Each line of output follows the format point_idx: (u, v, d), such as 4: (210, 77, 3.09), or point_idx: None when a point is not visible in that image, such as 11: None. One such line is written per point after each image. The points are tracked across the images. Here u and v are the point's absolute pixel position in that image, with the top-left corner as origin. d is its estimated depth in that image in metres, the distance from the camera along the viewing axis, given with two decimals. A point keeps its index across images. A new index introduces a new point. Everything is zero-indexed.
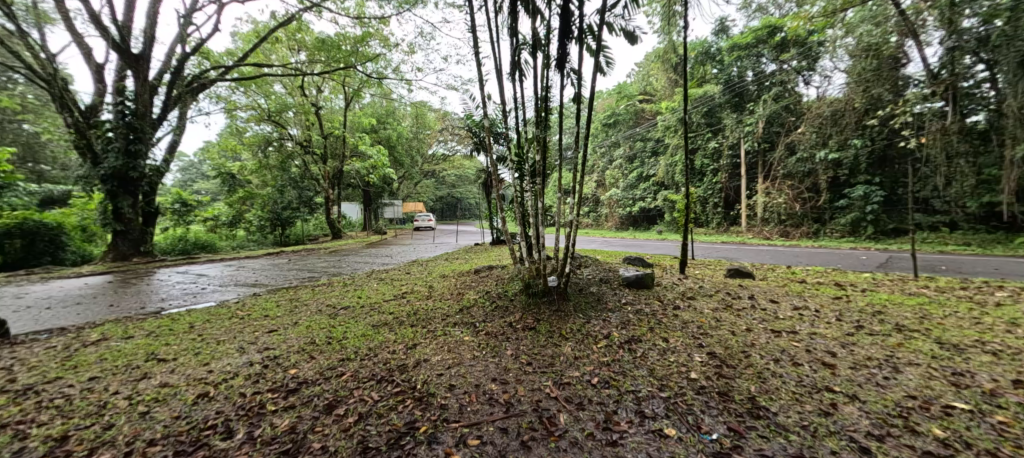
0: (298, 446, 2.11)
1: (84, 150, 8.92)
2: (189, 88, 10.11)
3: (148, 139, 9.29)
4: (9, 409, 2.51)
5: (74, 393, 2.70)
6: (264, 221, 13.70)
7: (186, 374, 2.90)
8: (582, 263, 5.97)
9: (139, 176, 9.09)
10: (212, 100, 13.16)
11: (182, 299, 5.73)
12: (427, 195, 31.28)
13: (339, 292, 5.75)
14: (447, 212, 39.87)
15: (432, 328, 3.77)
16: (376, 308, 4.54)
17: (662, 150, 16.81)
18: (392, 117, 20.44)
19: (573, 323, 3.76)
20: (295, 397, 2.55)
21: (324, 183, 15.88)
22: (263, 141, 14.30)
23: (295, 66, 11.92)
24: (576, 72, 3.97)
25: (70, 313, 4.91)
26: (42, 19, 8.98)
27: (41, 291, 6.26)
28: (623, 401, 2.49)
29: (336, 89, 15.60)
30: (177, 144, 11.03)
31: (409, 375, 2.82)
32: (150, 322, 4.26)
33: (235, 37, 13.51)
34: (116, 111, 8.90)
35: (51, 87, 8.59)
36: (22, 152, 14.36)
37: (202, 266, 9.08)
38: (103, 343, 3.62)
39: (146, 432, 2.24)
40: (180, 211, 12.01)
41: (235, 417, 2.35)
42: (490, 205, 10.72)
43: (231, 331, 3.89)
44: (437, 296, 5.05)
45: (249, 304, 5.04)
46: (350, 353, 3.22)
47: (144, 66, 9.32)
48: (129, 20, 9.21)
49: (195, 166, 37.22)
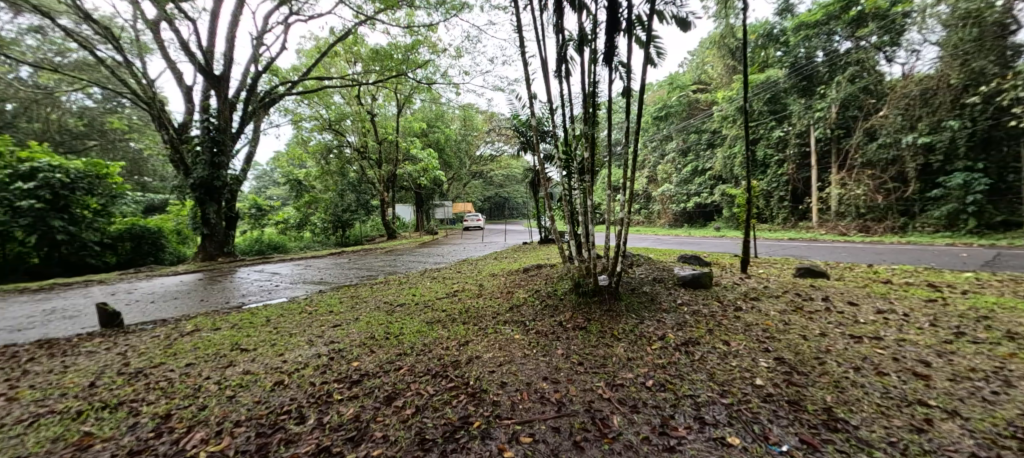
0: (362, 434, 2.21)
1: (178, 163, 10.12)
2: (263, 103, 11.09)
3: (229, 151, 10.31)
4: (126, 388, 2.88)
5: (174, 376, 3.05)
6: (327, 223, 14.78)
7: (264, 364, 3.19)
8: (634, 261, 5.80)
9: (222, 185, 10.09)
10: (282, 113, 14.45)
11: (259, 295, 6.32)
12: (473, 195, 32.05)
13: (395, 290, 6.03)
14: (495, 212, 41.02)
15: (483, 326, 3.86)
16: (429, 306, 4.71)
17: (719, 142, 15.91)
18: (440, 120, 21.10)
19: (625, 323, 3.67)
20: (359, 388, 2.71)
21: (380, 186, 16.76)
22: (325, 149, 15.42)
23: (352, 78, 12.69)
24: (624, 67, 3.89)
25: (170, 307, 5.59)
26: (143, 49, 10.31)
27: (146, 287, 7.15)
28: (681, 406, 2.39)
29: (389, 96, 16.33)
30: (253, 154, 12.18)
31: (462, 371, 2.90)
32: (233, 316, 4.74)
33: (299, 53, 14.66)
34: (203, 127, 9.94)
35: (151, 109, 9.80)
36: (130, 167, 17.05)
37: (276, 265, 9.94)
38: (196, 334, 4.08)
39: (232, 414, 2.45)
40: (256, 215, 13.54)
41: (306, 404, 2.53)
42: (538, 204, 10.77)
43: (301, 325, 4.23)
44: (488, 294, 5.16)
45: (316, 301, 5.43)
46: (407, 348, 3.38)
47: (225, 86, 10.34)
48: (212, 44, 10.28)
49: (267, 174, 41.54)
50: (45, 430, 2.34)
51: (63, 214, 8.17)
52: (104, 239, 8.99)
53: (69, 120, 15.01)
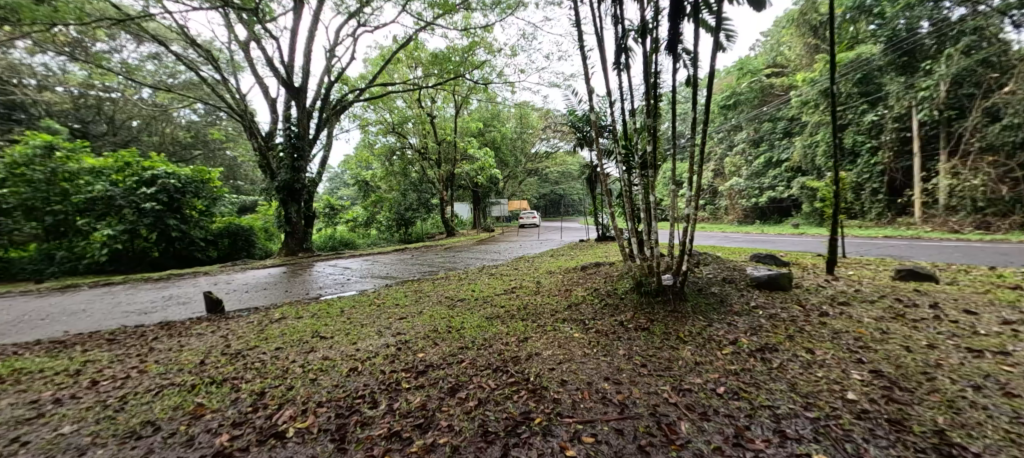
0: (429, 422, 2.31)
1: (265, 168, 11.28)
2: (335, 110, 11.97)
3: (307, 156, 11.26)
4: (228, 366, 3.26)
5: (266, 358, 3.40)
6: (391, 221, 15.66)
7: (341, 351, 3.46)
8: (701, 260, 5.46)
9: (301, 187, 11.06)
10: (351, 119, 15.53)
11: (334, 287, 6.86)
12: (529, 193, 32.17)
13: (455, 285, 6.24)
14: (551, 209, 40.89)
15: (541, 323, 3.87)
16: (489, 302, 4.81)
17: (797, 130, 14.49)
18: (496, 119, 21.39)
19: (692, 325, 3.48)
20: (425, 378, 2.85)
21: (439, 185, 17.40)
22: (389, 151, 16.32)
23: (413, 82, 13.27)
24: (689, 53, 3.68)
25: (260, 296, 6.27)
26: (235, 67, 11.58)
27: (241, 279, 8.06)
28: (758, 416, 2.22)
29: (447, 98, 16.86)
30: (327, 158, 13.21)
31: (522, 367, 2.93)
32: (312, 306, 5.19)
33: (366, 62, 15.62)
34: (286, 135, 10.96)
35: (243, 120, 11.00)
36: (226, 172, 19.38)
37: (347, 260, 10.72)
38: (282, 321, 4.53)
39: (315, 395, 2.68)
40: (329, 214, 15.41)
41: (378, 390, 2.70)
42: (595, 200, 10.54)
43: (371, 316, 4.52)
44: (546, 291, 5.16)
45: (383, 294, 5.78)
46: (468, 342, 3.48)
47: (303, 96, 11.32)
48: (292, 59, 11.29)
49: (338, 176, 45.05)
50: (168, 399, 2.72)
51: (176, 215, 9.45)
52: (208, 236, 10.26)
53: (180, 133, 17.35)
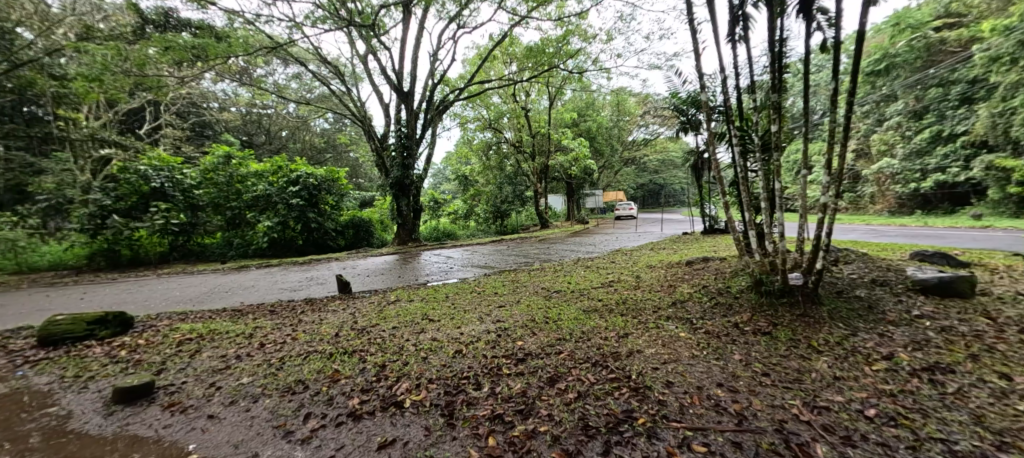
0: (529, 409, 2.36)
1: (382, 166, 12.64)
2: (438, 110, 12.87)
3: (415, 154, 12.29)
4: (356, 340, 3.75)
5: (385, 335, 3.83)
6: (489, 213, 16.40)
7: (447, 333, 3.73)
8: (841, 258, 4.64)
9: (410, 183, 12.14)
10: (452, 118, 16.55)
11: (438, 275, 7.44)
12: (625, 182, 30.88)
13: (551, 276, 6.27)
14: (650, 199, 38.75)
15: (643, 319, 3.68)
16: (585, 295, 4.75)
17: (982, 95, 11.38)
18: (592, 108, 20.82)
19: (829, 334, 2.98)
20: (524, 366, 2.92)
21: (534, 178, 17.63)
22: (486, 146, 17.02)
23: (508, 77, 13.59)
24: (826, 12, 3.11)
25: (379, 280, 7.11)
26: (356, 78, 13.10)
27: (363, 264, 9.19)
28: (924, 450, 1.81)
29: (541, 90, 16.90)
30: (431, 155, 14.28)
31: (623, 363, 2.82)
32: (421, 291, 5.67)
33: (464, 62, 16.44)
34: (398, 136, 12.10)
35: (363, 124, 12.44)
36: (351, 171, 22.25)
37: (450, 250, 11.50)
38: (398, 303, 5.06)
39: (426, 372, 2.93)
40: (433, 208, 16.08)
41: (481, 373, 2.85)
42: (702, 190, 9.64)
43: (473, 303, 4.80)
44: (646, 286, 4.90)
45: (483, 282, 6.07)
46: (565, 333, 3.47)
47: (411, 100, 12.36)
48: (402, 67, 12.38)
49: (441, 172, 48.67)
50: (312, 363, 3.23)
51: (314, 209, 11.17)
52: (338, 226, 11.88)
53: (315, 139, 20.39)
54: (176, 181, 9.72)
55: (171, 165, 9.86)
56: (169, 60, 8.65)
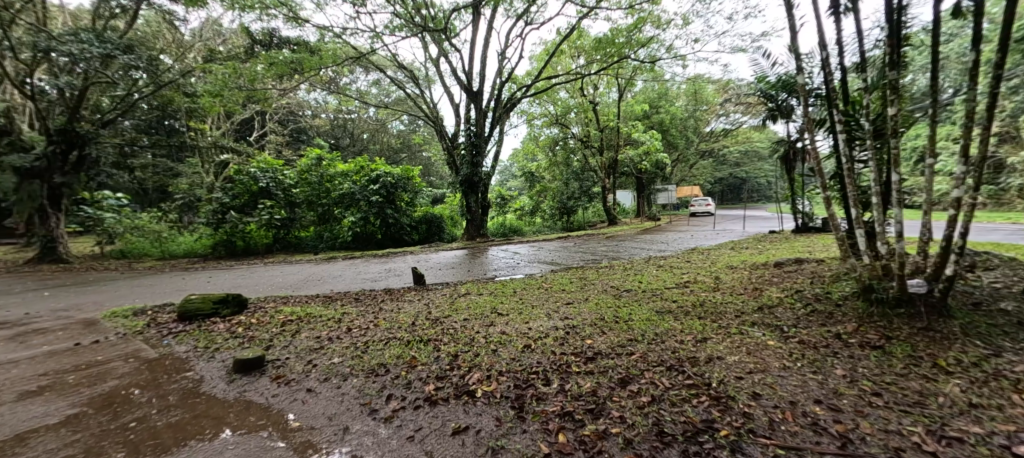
0: (600, 409, 2.31)
1: (453, 164, 13.16)
2: (506, 108, 13.05)
3: (483, 151, 12.60)
4: (431, 329, 3.96)
5: (458, 326, 4.00)
6: (555, 210, 16.34)
7: (516, 328, 3.79)
8: (978, 264, 3.90)
9: (479, 181, 12.49)
10: (519, 115, 16.71)
11: (506, 270, 7.58)
12: (702, 177, 28.87)
13: (620, 275, 6.07)
14: (729, 194, 35.91)
15: (724, 323, 3.42)
16: (658, 295, 4.53)
17: None
18: (665, 99, 19.70)
19: (963, 353, 2.52)
20: (594, 365, 2.87)
21: (601, 173, 17.20)
22: (552, 142, 16.92)
23: (575, 71, 13.34)
24: None
25: (450, 273, 7.43)
26: (429, 80, 13.75)
27: (436, 258, 9.66)
28: None
29: (610, 82, 16.35)
30: (499, 153, 14.56)
31: (702, 369, 2.65)
32: (490, 285, 5.82)
33: (532, 59, 16.48)
34: (467, 134, 12.49)
35: (435, 125, 13.04)
36: (424, 170, 23.50)
37: (517, 246, 11.65)
38: (468, 296, 5.26)
39: (497, 365, 3.00)
40: (500, 204, 16.77)
41: (551, 369, 2.85)
42: (794, 183, 8.68)
43: (540, 299, 4.82)
44: (727, 288, 4.54)
45: (551, 279, 6.06)
46: (637, 334, 3.35)
47: (480, 99, 12.69)
48: (471, 67, 12.74)
49: (508, 169, 49.61)
50: (393, 348, 3.47)
51: (392, 205, 11.98)
52: (413, 222, 12.61)
53: (393, 140, 21.83)
54: (278, 182, 11.03)
55: (275, 167, 11.20)
56: (273, 74, 9.78)
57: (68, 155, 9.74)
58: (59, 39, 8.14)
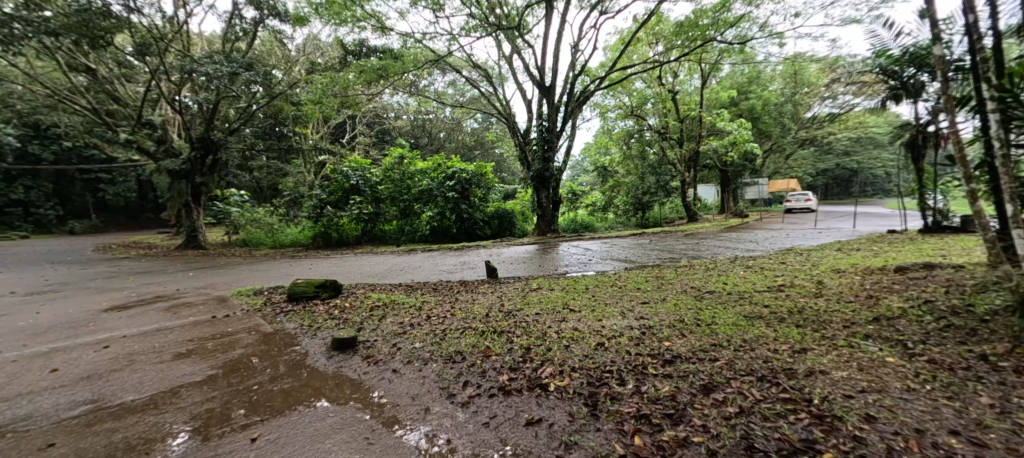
0: (680, 415, 2.19)
1: (525, 160, 13.27)
2: (579, 102, 12.80)
3: (555, 147, 12.51)
4: (504, 321, 4.05)
5: (530, 320, 4.05)
6: (629, 206, 15.72)
7: (588, 325, 3.74)
8: None
9: (551, 176, 12.45)
10: (592, 108, 16.29)
11: (578, 266, 7.47)
12: (800, 169, 25.73)
13: (702, 275, 5.67)
14: (835, 187, 31.62)
15: (829, 334, 3.03)
16: (746, 299, 4.15)
17: None
18: (757, 83, 17.82)
19: None
20: (673, 368, 2.72)
21: (681, 166, 16.14)
22: (627, 135, 16.27)
23: (653, 59, 12.63)
24: None
25: (521, 268, 7.53)
26: (502, 78, 13.98)
27: (508, 253, 9.85)
28: None
29: (692, 68, 15.22)
30: (571, 148, 14.36)
31: (801, 383, 2.37)
32: (561, 281, 5.79)
33: (606, 49, 15.95)
34: (539, 130, 12.48)
35: (508, 121, 13.25)
36: (496, 166, 24.06)
37: (588, 242, 11.42)
38: (539, 290, 5.30)
39: (569, 361, 2.98)
40: (572, 199, 16.47)
41: (625, 369, 2.77)
42: (923, 175, 7.35)
43: (614, 297, 4.68)
44: (832, 295, 4.01)
45: (625, 277, 5.84)
46: (723, 339, 3.10)
47: (552, 94, 12.60)
48: (544, 63, 12.70)
49: (579, 164, 49.02)
50: (468, 338, 3.63)
51: (466, 201, 12.46)
52: (486, 217, 12.99)
53: (467, 138, 22.65)
54: (366, 179, 12.07)
55: (364, 166, 12.26)
56: (363, 81, 10.65)
57: (205, 159, 11.60)
58: (199, 61, 9.62)
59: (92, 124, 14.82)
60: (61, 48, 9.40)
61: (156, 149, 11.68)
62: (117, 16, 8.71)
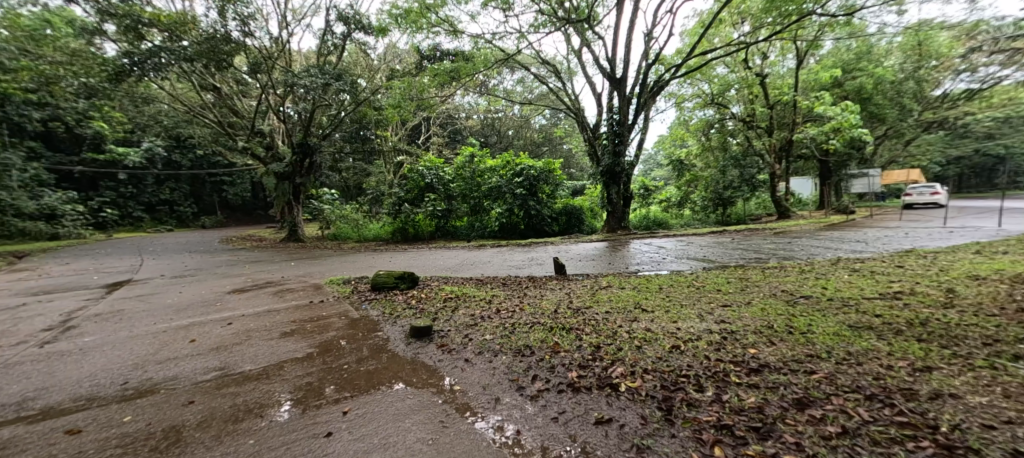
0: (768, 429, 2.00)
1: (595, 155, 12.96)
2: (652, 92, 12.18)
3: (627, 140, 12.05)
4: (573, 318, 4.02)
5: (599, 318, 3.97)
6: (708, 201, 14.64)
7: (662, 326, 3.56)
8: None
9: (621, 171, 12.03)
10: (667, 99, 15.40)
11: (650, 265, 7.13)
12: (925, 156, 21.91)
13: (796, 278, 5.10)
14: (972, 176, 26.47)
15: (963, 352, 2.55)
16: (852, 306, 3.65)
17: None
18: (867, 59, 15.49)
19: None
20: (760, 378, 2.49)
21: (770, 157, 14.64)
22: (706, 125, 15.14)
23: (737, 42, 11.57)
24: None
25: (590, 265, 7.39)
26: (571, 72, 13.77)
27: (576, 250, 9.71)
28: None
29: (785, 47, 13.67)
30: (643, 141, 13.74)
31: (924, 406, 2.04)
32: (632, 279, 5.59)
33: (683, 35, 14.96)
34: (609, 124, 12.09)
35: (577, 117, 13.03)
36: (564, 162, 23.84)
37: (662, 240, 10.86)
38: (609, 289, 5.16)
39: (642, 362, 2.87)
40: (644, 195, 15.66)
41: (704, 375, 2.60)
42: None
43: (691, 298, 4.40)
44: (967, 306, 3.38)
45: (703, 277, 5.46)
46: (821, 350, 2.77)
47: (624, 86, 12.12)
48: (615, 54, 12.27)
49: (652, 158, 46.83)
50: (537, 333, 3.66)
51: (534, 197, 12.52)
52: (554, 213, 12.94)
53: (536, 135, 22.72)
54: (440, 178, 12.70)
55: (437, 165, 12.91)
56: (437, 84, 11.16)
57: (303, 162, 13.04)
58: (299, 75, 10.81)
59: (217, 135, 17.40)
60: (195, 72, 11.16)
61: (265, 154, 13.39)
62: (236, 41, 10.10)
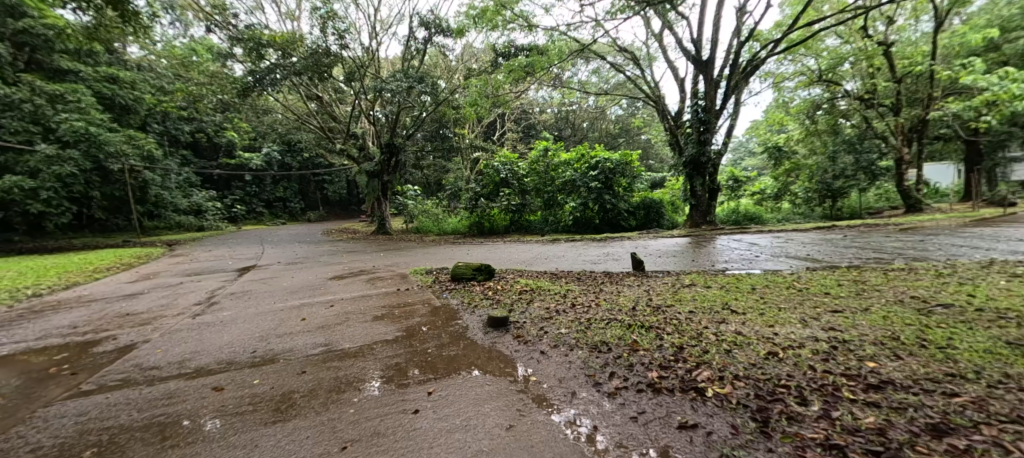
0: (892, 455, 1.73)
1: (677, 145, 12.17)
2: (745, 73, 11.06)
3: (714, 127, 11.10)
4: (652, 317, 3.84)
5: (682, 318, 3.74)
6: (812, 193, 13.02)
7: (756, 330, 3.24)
8: None
9: (707, 161, 11.12)
10: (762, 79, 13.87)
11: (741, 262, 6.54)
12: None
13: (931, 283, 4.29)
14: None
15: None
16: (1011, 319, 2.98)
17: None
18: None
19: None
20: (882, 396, 2.15)
21: (896, 140, 12.46)
22: (812, 106, 13.35)
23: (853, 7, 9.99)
24: None
25: (671, 261, 7.00)
26: (651, 58, 13.02)
27: (655, 245, 9.24)
28: None
29: (919, 7, 11.47)
30: (733, 127, 12.55)
31: None
32: (721, 278, 5.17)
33: (784, 6, 13.32)
34: (693, 111, 11.22)
35: (657, 105, 12.30)
36: (643, 153, 22.76)
37: (754, 236, 9.87)
38: (693, 287, 4.83)
39: (732, 367, 2.65)
40: (732, 187, 14.25)
41: (807, 387, 2.32)
42: None
43: (791, 301, 3.93)
44: None
45: (807, 278, 4.86)
46: (967, 370, 2.30)
47: (710, 68, 11.15)
48: (702, 35, 11.33)
49: (743, 145, 42.76)
50: (614, 329, 3.56)
51: (610, 191, 12.10)
52: (631, 207, 12.44)
53: (612, 126, 21.97)
54: (515, 173, 12.94)
55: (512, 161, 13.17)
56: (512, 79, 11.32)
57: (391, 160, 14.14)
58: (387, 80, 11.71)
59: (320, 139, 19.58)
60: (302, 84, 12.67)
61: (359, 154, 14.77)
62: (335, 53, 11.24)
